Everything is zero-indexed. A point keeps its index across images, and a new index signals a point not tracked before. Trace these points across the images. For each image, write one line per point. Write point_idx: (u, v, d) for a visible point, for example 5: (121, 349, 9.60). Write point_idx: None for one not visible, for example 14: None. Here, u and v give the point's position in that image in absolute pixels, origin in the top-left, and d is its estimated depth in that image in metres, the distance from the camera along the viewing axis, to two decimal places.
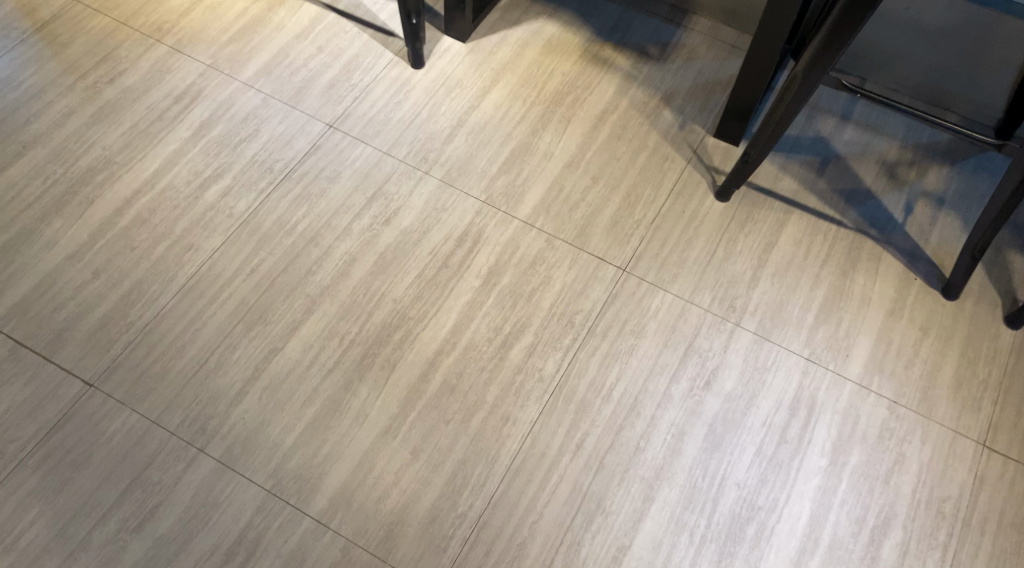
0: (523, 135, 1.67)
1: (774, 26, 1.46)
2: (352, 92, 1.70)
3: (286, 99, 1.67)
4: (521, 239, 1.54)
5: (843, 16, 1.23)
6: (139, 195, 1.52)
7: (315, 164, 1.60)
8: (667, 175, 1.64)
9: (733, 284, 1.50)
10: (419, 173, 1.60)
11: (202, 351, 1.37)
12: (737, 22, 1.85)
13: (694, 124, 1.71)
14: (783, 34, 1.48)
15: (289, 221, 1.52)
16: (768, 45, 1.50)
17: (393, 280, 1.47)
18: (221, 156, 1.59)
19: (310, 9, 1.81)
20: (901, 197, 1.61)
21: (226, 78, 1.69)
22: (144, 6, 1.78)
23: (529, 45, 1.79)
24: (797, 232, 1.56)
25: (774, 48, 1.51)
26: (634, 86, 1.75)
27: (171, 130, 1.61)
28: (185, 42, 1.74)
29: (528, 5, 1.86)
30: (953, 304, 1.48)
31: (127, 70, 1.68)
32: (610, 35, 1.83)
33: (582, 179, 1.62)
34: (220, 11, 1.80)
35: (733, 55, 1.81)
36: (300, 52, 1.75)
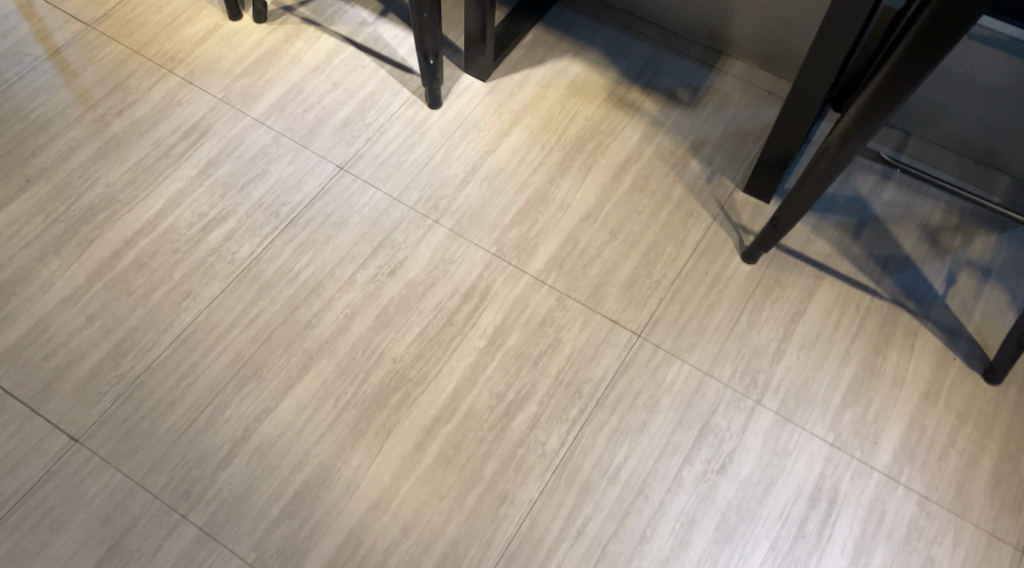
0: (540, 184, 1.60)
1: (811, 83, 1.37)
2: (366, 133, 1.65)
3: (297, 138, 1.63)
4: (531, 297, 1.46)
5: (882, 91, 1.15)
6: (139, 237, 1.48)
7: (323, 209, 1.54)
8: (691, 232, 1.55)
9: (756, 356, 1.41)
10: (428, 223, 1.54)
11: (192, 408, 1.31)
12: (774, 67, 1.76)
13: (722, 177, 1.62)
14: (823, 93, 1.39)
15: (291, 269, 1.46)
16: (806, 103, 1.41)
17: (395, 337, 1.40)
18: (227, 197, 1.54)
19: (328, 42, 1.76)
20: (942, 266, 1.51)
21: (238, 113, 1.64)
22: (158, 34, 1.74)
23: (552, 85, 1.73)
24: (828, 301, 1.47)
25: (811, 106, 1.42)
26: (661, 133, 1.67)
27: (176, 168, 1.56)
28: (198, 73, 1.69)
29: (553, 43, 1.80)
30: (996, 389, 1.38)
31: (137, 102, 1.64)
32: (638, 76, 1.75)
33: (599, 233, 1.54)
34: (236, 40, 1.75)
35: (768, 103, 1.72)
36: (314, 87, 1.70)
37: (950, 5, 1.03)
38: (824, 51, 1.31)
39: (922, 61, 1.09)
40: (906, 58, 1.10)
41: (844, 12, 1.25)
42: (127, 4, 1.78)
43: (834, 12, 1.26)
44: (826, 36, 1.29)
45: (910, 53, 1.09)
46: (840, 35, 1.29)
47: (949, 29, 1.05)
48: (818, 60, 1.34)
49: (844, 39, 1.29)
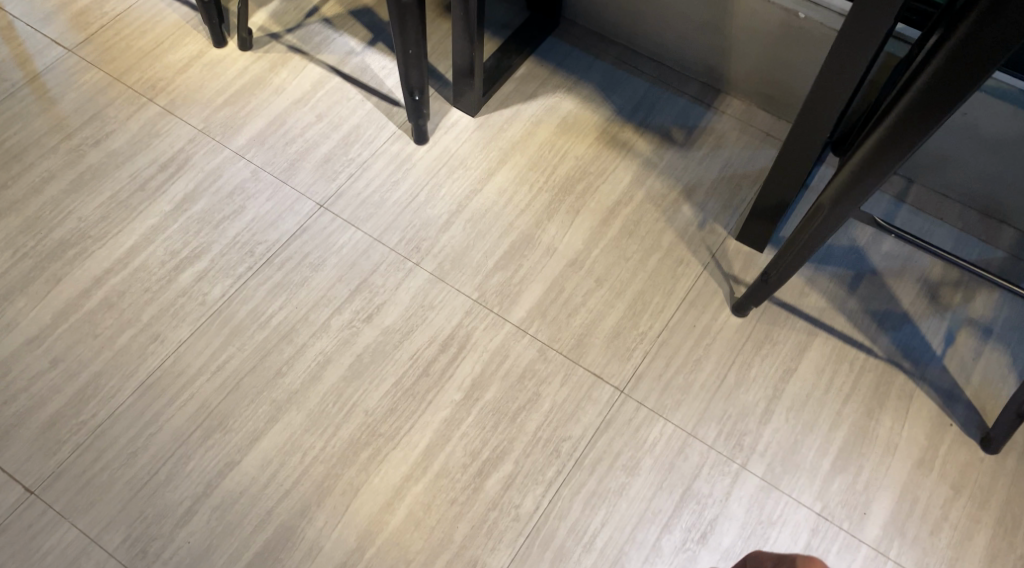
0: (526, 227, 1.55)
1: (805, 136, 1.31)
2: (348, 168, 1.60)
3: (277, 173, 1.58)
4: (511, 346, 1.41)
5: (875, 157, 1.09)
6: (109, 275, 1.43)
7: (300, 249, 1.50)
8: (681, 281, 1.49)
9: (743, 417, 1.35)
10: (408, 266, 1.49)
11: (154, 460, 1.27)
12: (773, 108, 1.70)
13: (715, 223, 1.57)
14: (817, 147, 1.33)
15: (263, 313, 1.42)
16: (800, 157, 1.35)
17: (368, 388, 1.35)
18: (201, 235, 1.49)
19: (313, 71, 1.72)
20: (941, 325, 1.45)
21: (217, 146, 1.60)
22: (140, 61, 1.69)
23: (543, 122, 1.69)
24: (820, 358, 1.41)
25: (805, 159, 1.36)
26: (653, 175, 1.62)
27: (151, 203, 1.52)
28: (179, 102, 1.65)
29: (546, 77, 1.75)
30: (993, 458, 1.32)
31: (115, 132, 1.59)
32: (632, 114, 1.71)
33: (585, 280, 1.49)
34: (220, 68, 1.70)
35: (765, 145, 1.67)
36: (297, 119, 1.65)
37: (948, 74, 0.97)
38: (817, 105, 1.25)
39: (918, 126, 1.03)
40: (900, 127, 1.04)
41: (838, 67, 1.19)
42: (109, 28, 1.73)
43: (828, 67, 1.20)
44: (819, 91, 1.23)
45: (906, 116, 1.03)
46: (834, 91, 1.22)
47: (946, 99, 0.99)
48: (811, 114, 1.28)
49: (839, 95, 1.23)
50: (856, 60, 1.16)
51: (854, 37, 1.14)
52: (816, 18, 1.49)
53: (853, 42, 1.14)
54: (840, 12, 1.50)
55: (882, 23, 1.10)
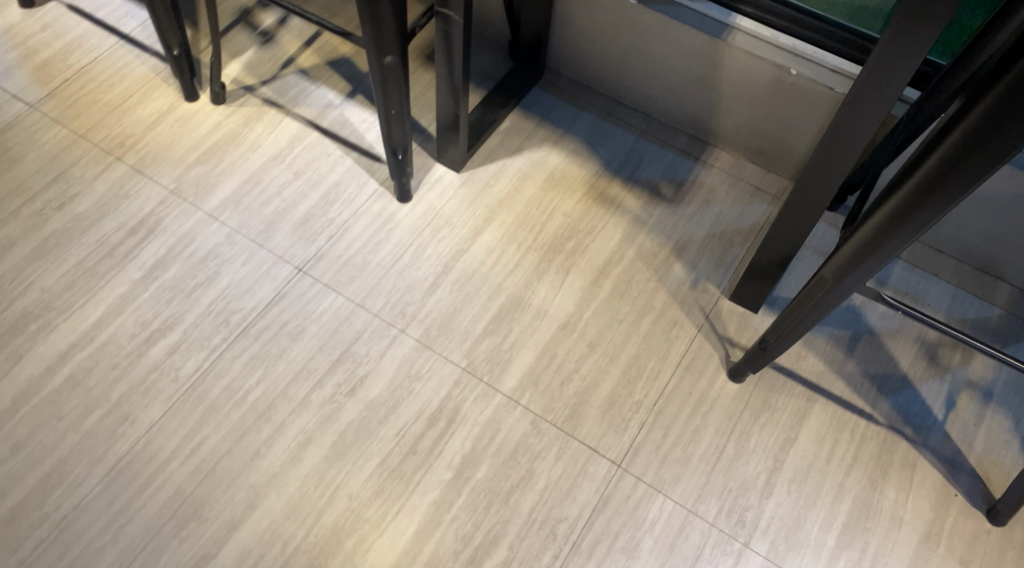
0: (515, 289, 1.49)
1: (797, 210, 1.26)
2: (328, 229, 1.54)
3: (253, 235, 1.51)
4: (502, 418, 1.35)
5: (879, 236, 1.05)
6: (74, 350, 1.36)
7: (278, 317, 1.43)
8: (675, 345, 1.44)
9: (744, 491, 1.31)
10: (393, 332, 1.43)
11: (123, 555, 1.21)
12: (764, 161, 1.67)
13: (708, 282, 1.52)
14: (810, 222, 1.28)
15: (240, 389, 1.35)
16: (793, 230, 1.31)
17: (351, 470, 1.29)
18: (173, 304, 1.42)
19: (291, 126, 1.65)
20: (941, 388, 1.42)
21: (190, 207, 1.53)
22: (107, 116, 1.62)
23: (529, 178, 1.64)
24: (821, 426, 1.37)
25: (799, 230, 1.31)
26: (643, 231, 1.58)
27: (119, 270, 1.44)
28: (148, 161, 1.57)
29: (531, 131, 1.71)
30: (1000, 530, 1.29)
31: (80, 194, 1.52)
32: (620, 168, 1.67)
33: (577, 345, 1.43)
34: (192, 124, 1.63)
35: (756, 200, 1.64)
36: (274, 177, 1.58)
37: (959, 161, 0.93)
38: (811, 182, 1.21)
39: (927, 209, 0.99)
40: (906, 209, 1.01)
41: (834, 143, 1.13)
42: (74, 82, 1.66)
43: (825, 143, 1.14)
44: (813, 167, 1.18)
45: (915, 198, 0.99)
46: (827, 167, 1.18)
47: (955, 186, 0.95)
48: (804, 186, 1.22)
49: (834, 172, 1.18)
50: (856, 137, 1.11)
51: (852, 116, 1.09)
52: (809, 74, 1.47)
53: (852, 122, 1.10)
54: (834, 68, 1.44)
55: (883, 103, 1.06)
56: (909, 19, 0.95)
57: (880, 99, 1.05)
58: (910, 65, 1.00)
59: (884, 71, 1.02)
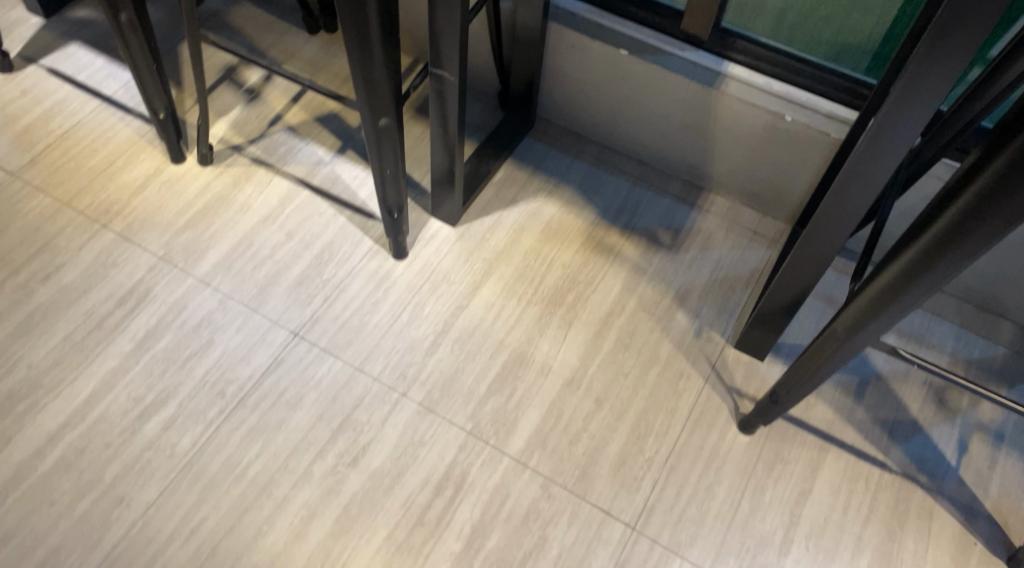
0: (517, 345, 1.46)
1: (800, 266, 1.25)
2: (323, 291, 1.50)
3: (247, 300, 1.48)
4: (511, 483, 1.32)
5: (891, 294, 1.04)
6: (65, 430, 1.31)
7: (275, 385, 1.39)
8: (683, 397, 1.42)
9: (761, 549, 1.28)
10: (394, 396, 1.39)
11: None
12: (759, 205, 1.66)
13: (712, 330, 1.50)
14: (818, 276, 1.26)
15: (238, 464, 1.31)
16: (799, 285, 1.29)
17: (358, 545, 1.26)
18: (166, 376, 1.38)
19: (281, 185, 1.63)
20: (953, 433, 1.40)
21: (180, 274, 1.49)
22: (91, 182, 1.58)
23: (526, 229, 1.62)
24: (834, 476, 1.35)
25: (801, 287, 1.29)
26: (643, 280, 1.56)
27: (109, 342, 1.40)
28: (136, 227, 1.54)
29: (525, 181, 1.70)
30: None
31: (66, 264, 1.48)
32: (616, 217, 1.65)
33: (584, 402, 1.40)
34: (179, 186, 1.60)
35: (754, 244, 1.63)
36: (266, 238, 1.55)
37: (973, 221, 0.92)
38: (816, 240, 1.19)
39: (939, 269, 0.98)
40: (918, 269, 1.00)
41: (834, 207, 1.13)
42: (56, 147, 1.62)
43: (824, 208, 1.13)
44: (814, 231, 1.17)
45: (928, 257, 0.98)
46: (827, 231, 1.17)
47: (968, 246, 0.94)
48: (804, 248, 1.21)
49: (834, 236, 1.17)
50: (855, 202, 1.11)
51: (851, 183, 1.08)
52: (803, 120, 1.46)
53: (851, 187, 1.09)
54: (827, 113, 1.47)
55: (880, 171, 1.05)
56: (902, 95, 0.95)
57: (886, 158, 1.03)
58: (907, 135, 0.99)
59: (889, 132, 1.00)
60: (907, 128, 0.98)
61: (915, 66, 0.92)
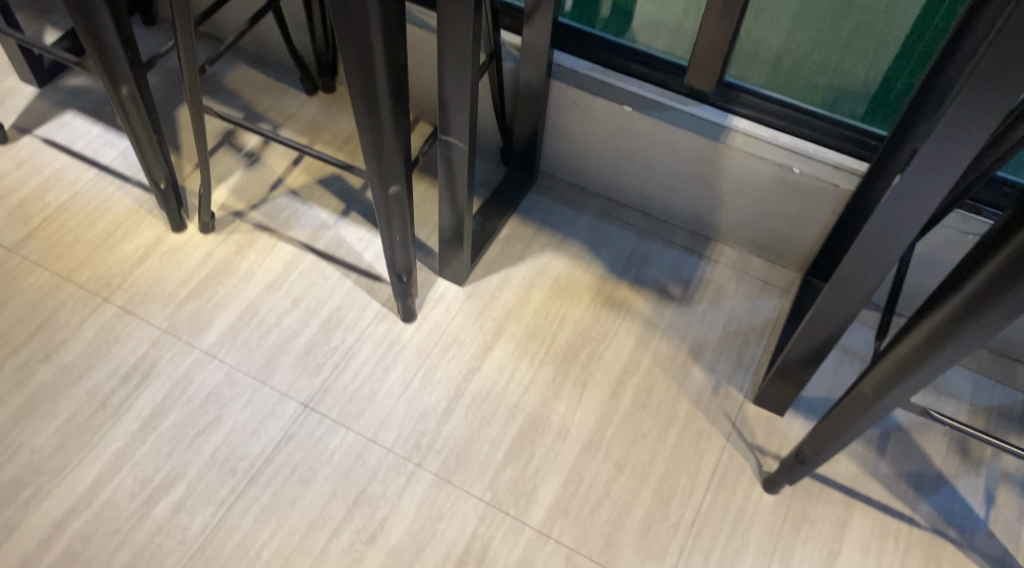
0: (532, 408, 1.43)
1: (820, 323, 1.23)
2: (332, 358, 1.47)
3: (254, 372, 1.44)
4: (534, 555, 1.29)
5: (916, 355, 1.03)
6: (71, 517, 1.28)
7: (287, 460, 1.35)
8: (705, 457, 1.39)
9: None
10: (409, 468, 1.36)
11: None
12: (768, 254, 1.65)
13: (729, 386, 1.48)
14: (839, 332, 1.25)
15: (252, 546, 1.27)
16: (819, 341, 1.27)
17: None
18: (174, 456, 1.34)
19: (285, 249, 1.60)
20: (979, 484, 1.38)
21: (185, 347, 1.46)
22: (91, 255, 1.55)
23: (535, 286, 1.60)
24: (862, 534, 1.32)
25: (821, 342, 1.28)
26: (657, 336, 1.54)
27: (114, 422, 1.37)
28: (138, 299, 1.50)
29: (531, 236, 1.68)
30: None
31: (67, 341, 1.44)
32: (625, 271, 1.63)
33: (604, 466, 1.38)
34: (181, 255, 1.57)
35: (765, 293, 1.61)
36: (272, 306, 1.52)
37: (1001, 287, 0.92)
38: (837, 298, 1.17)
39: (967, 332, 0.97)
40: (946, 333, 0.99)
41: (856, 266, 1.12)
42: (54, 220, 1.59)
43: (846, 266, 1.13)
44: (835, 288, 1.16)
45: (956, 321, 0.97)
46: (849, 288, 1.16)
47: (996, 311, 0.94)
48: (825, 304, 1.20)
49: (856, 293, 1.16)
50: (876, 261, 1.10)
51: (873, 243, 1.08)
52: (811, 172, 1.46)
53: (873, 247, 1.08)
54: (835, 163, 1.46)
55: (903, 232, 1.04)
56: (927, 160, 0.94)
57: (908, 220, 1.02)
58: (931, 198, 0.99)
59: (911, 195, 0.99)
60: (928, 190, 0.98)
61: (938, 133, 0.91)
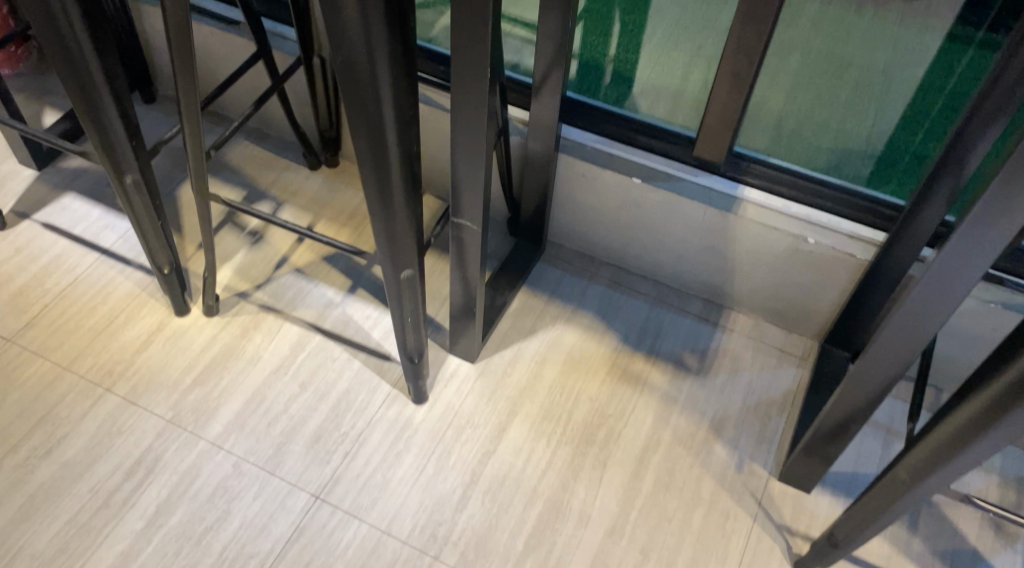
0: (552, 492, 1.39)
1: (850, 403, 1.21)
2: (343, 445, 1.42)
3: (263, 462, 1.39)
4: None
5: (958, 441, 1.00)
6: None
7: (299, 557, 1.30)
8: (732, 540, 1.35)
9: None
10: (427, 561, 1.31)
11: None
12: (783, 322, 1.62)
13: (753, 462, 1.44)
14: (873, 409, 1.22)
15: None
16: (847, 419, 1.24)
17: None
18: (182, 555, 1.29)
19: (291, 330, 1.56)
20: (1016, 560, 1.33)
21: (191, 438, 1.41)
22: (92, 343, 1.51)
23: (548, 360, 1.56)
24: None
25: (850, 422, 1.25)
26: (675, 411, 1.50)
27: (119, 521, 1.31)
28: (141, 389, 1.46)
29: (542, 308, 1.64)
30: None
31: (68, 436, 1.39)
32: (639, 342, 1.60)
33: (629, 553, 1.33)
34: (185, 340, 1.53)
35: (783, 363, 1.58)
36: (279, 391, 1.48)
37: None
38: (867, 378, 1.15)
39: (1011, 419, 0.94)
40: (989, 417, 0.96)
41: (888, 347, 1.09)
42: (53, 307, 1.55)
43: (877, 346, 1.10)
44: (865, 367, 1.14)
45: (998, 407, 0.94)
46: (877, 369, 1.13)
47: None
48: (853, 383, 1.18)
49: (887, 374, 1.13)
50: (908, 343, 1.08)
51: (904, 324, 1.06)
52: (827, 243, 1.43)
53: (905, 329, 1.06)
54: (849, 234, 1.44)
55: (937, 314, 1.02)
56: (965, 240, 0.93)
57: (942, 302, 1.01)
58: (965, 281, 0.97)
59: (947, 276, 0.98)
60: (964, 273, 0.97)
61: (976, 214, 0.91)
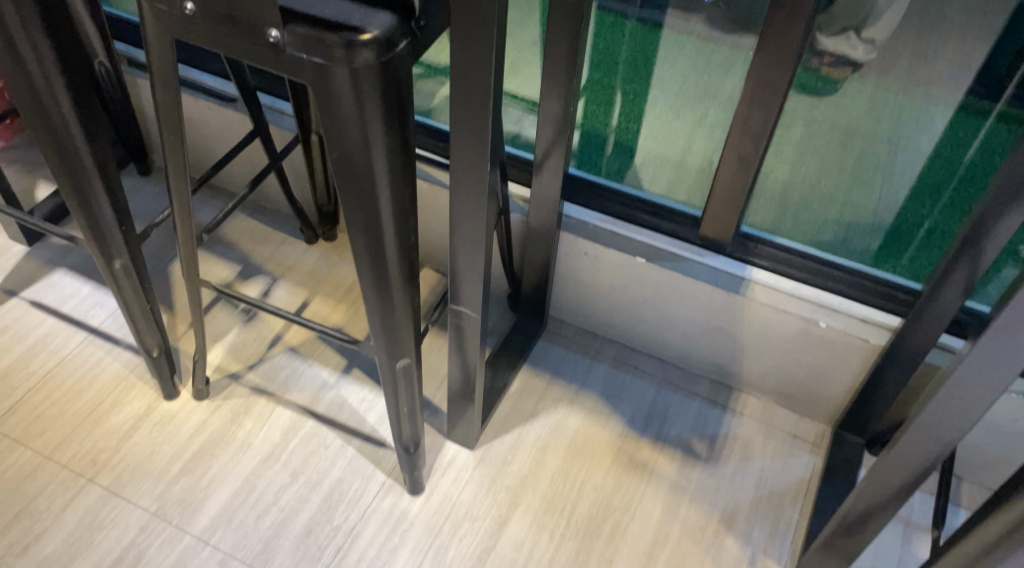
0: None
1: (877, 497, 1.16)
2: (335, 540, 1.36)
3: (251, 558, 1.33)
4: None
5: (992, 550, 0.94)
6: None
7: None
8: None
9: None
10: None
11: None
12: (795, 405, 1.56)
13: (766, 558, 1.38)
14: (897, 506, 1.16)
15: None
16: (870, 516, 1.18)
17: None
18: None
19: (283, 414, 1.50)
20: None
21: (176, 532, 1.35)
22: (76, 429, 1.45)
23: (551, 446, 1.50)
24: None
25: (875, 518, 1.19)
26: (684, 502, 1.43)
27: None
28: (125, 479, 1.40)
29: (545, 389, 1.58)
30: None
31: (47, 531, 1.33)
32: (646, 426, 1.54)
33: None
34: (173, 426, 1.47)
35: (796, 449, 1.52)
36: (270, 480, 1.42)
37: None
38: (896, 471, 1.10)
39: None
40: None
41: (919, 440, 1.05)
42: (38, 390, 1.50)
43: (907, 439, 1.06)
44: (893, 460, 1.09)
45: None
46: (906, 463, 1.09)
47: None
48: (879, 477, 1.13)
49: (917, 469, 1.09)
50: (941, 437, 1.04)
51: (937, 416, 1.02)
52: (840, 326, 1.38)
53: (937, 422, 1.02)
54: (862, 316, 1.39)
55: (973, 407, 0.99)
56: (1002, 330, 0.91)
57: (978, 393, 0.97)
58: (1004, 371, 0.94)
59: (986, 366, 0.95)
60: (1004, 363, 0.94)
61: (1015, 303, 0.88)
